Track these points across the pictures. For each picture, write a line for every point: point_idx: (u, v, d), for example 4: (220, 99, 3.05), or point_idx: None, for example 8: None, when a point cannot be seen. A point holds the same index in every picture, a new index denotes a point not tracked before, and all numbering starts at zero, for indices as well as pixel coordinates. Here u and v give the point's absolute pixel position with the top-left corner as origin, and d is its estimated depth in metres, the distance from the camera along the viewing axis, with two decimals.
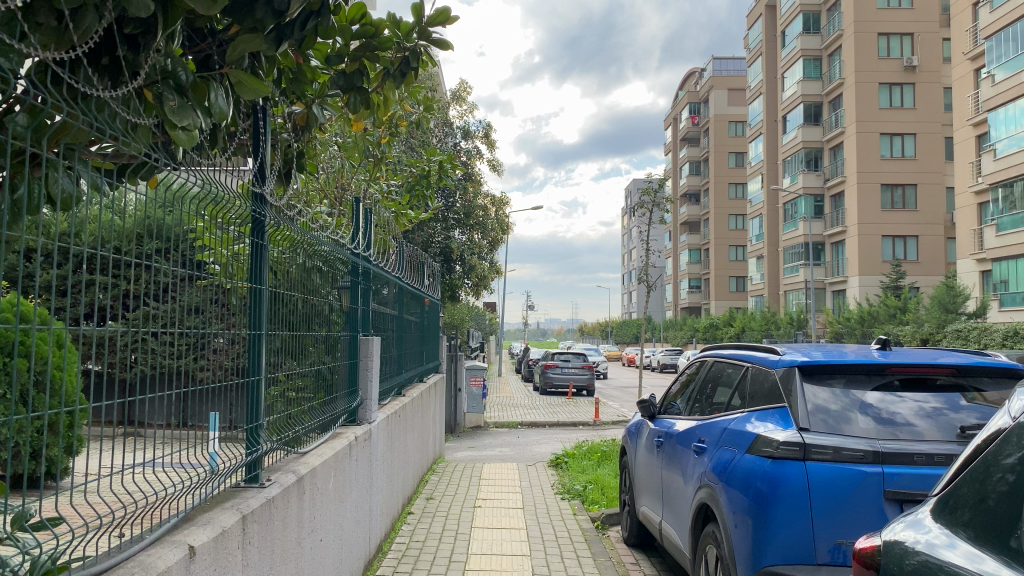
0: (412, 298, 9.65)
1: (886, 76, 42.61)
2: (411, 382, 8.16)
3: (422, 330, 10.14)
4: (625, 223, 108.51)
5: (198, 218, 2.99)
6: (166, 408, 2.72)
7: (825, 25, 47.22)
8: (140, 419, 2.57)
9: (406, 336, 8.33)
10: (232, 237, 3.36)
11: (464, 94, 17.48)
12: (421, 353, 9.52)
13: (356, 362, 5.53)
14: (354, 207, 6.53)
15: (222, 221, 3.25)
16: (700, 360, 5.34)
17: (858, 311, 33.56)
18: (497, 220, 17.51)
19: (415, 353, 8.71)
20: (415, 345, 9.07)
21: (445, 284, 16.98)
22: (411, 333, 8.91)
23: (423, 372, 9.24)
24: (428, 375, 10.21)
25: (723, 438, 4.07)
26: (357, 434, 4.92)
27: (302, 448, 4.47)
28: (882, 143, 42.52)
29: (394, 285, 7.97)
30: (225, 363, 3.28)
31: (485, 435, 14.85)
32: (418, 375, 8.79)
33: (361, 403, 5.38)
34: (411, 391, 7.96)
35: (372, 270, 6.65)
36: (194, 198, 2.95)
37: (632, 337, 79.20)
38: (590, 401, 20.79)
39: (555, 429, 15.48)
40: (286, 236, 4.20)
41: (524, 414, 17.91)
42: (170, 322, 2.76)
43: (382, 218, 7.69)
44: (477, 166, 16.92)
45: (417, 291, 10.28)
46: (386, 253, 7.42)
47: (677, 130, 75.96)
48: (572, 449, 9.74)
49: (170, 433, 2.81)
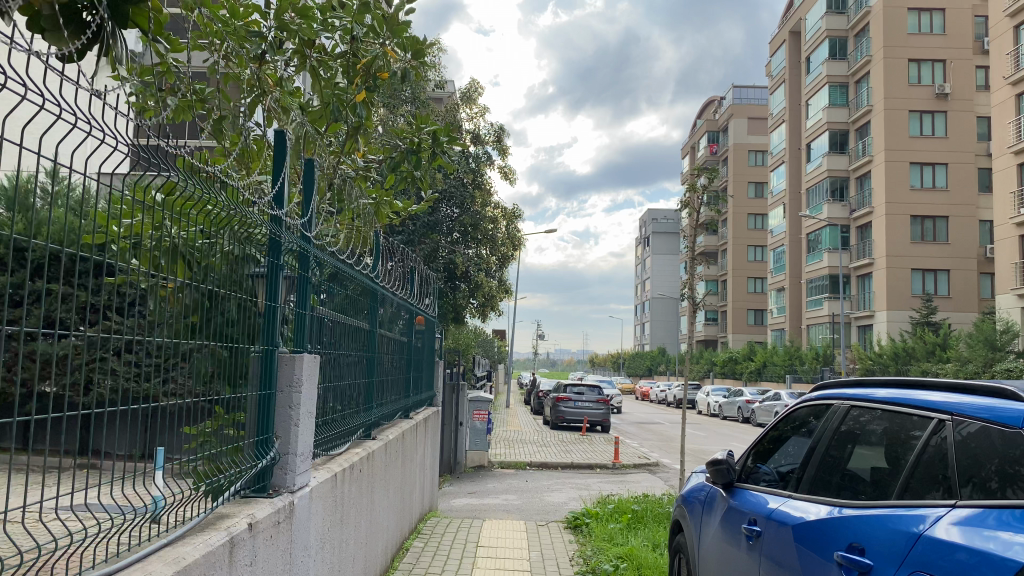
0: (398, 311, 7.80)
1: (917, 103, 40.83)
2: (387, 421, 6.26)
3: (408, 354, 8.27)
4: (640, 255, 106.65)
5: (128, 199, 2.43)
6: (128, 438, 2.45)
7: (853, 50, 45.56)
8: (101, 448, 2.31)
9: (385, 361, 6.53)
10: (122, 204, 2.39)
11: (475, 95, 15.72)
12: (403, 378, 7.60)
13: (273, 394, 3.63)
14: (309, 173, 5.01)
15: (150, 199, 2.58)
16: (818, 405, 3.50)
17: (891, 347, 31.21)
18: (508, 234, 15.71)
19: (393, 380, 6.83)
20: (398, 371, 7.21)
21: (449, 305, 15.19)
22: (393, 358, 7.04)
23: (405, 400, 7.34)
24: (414, 410, 8.24)
25: (914, 556, 2.23)
26: (253, 519, 3.05)
27: (220, 508, 3.16)
28: (912, 172, 40.69)
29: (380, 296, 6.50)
30: (196, 388, 2.91)
31: (488, 477, 12.90)
32: (398, 405, 6.90)
33: (277, 460, 3.54)
34: (386, 431, 6.13)
35: (335, 267, 4.98)
36: (125, 180, 2.40)
37: (646, 370, 76.79)
38: (608, 439, 18.74)
39: (569, 472, 13.55)
40: (197, 202, 2.94)
41: (534, 452, 15.95)
42: (132, 341, 2.45)
43: (355, 206, 5.94)
44: (487, 173, 15.16)
45: (405, 307, 8.45)
46: (359, 257, 5.75)
47: (695, 159, 74.39)
48: (596, 506, 7.88)
49: (131, 466, 2.51)
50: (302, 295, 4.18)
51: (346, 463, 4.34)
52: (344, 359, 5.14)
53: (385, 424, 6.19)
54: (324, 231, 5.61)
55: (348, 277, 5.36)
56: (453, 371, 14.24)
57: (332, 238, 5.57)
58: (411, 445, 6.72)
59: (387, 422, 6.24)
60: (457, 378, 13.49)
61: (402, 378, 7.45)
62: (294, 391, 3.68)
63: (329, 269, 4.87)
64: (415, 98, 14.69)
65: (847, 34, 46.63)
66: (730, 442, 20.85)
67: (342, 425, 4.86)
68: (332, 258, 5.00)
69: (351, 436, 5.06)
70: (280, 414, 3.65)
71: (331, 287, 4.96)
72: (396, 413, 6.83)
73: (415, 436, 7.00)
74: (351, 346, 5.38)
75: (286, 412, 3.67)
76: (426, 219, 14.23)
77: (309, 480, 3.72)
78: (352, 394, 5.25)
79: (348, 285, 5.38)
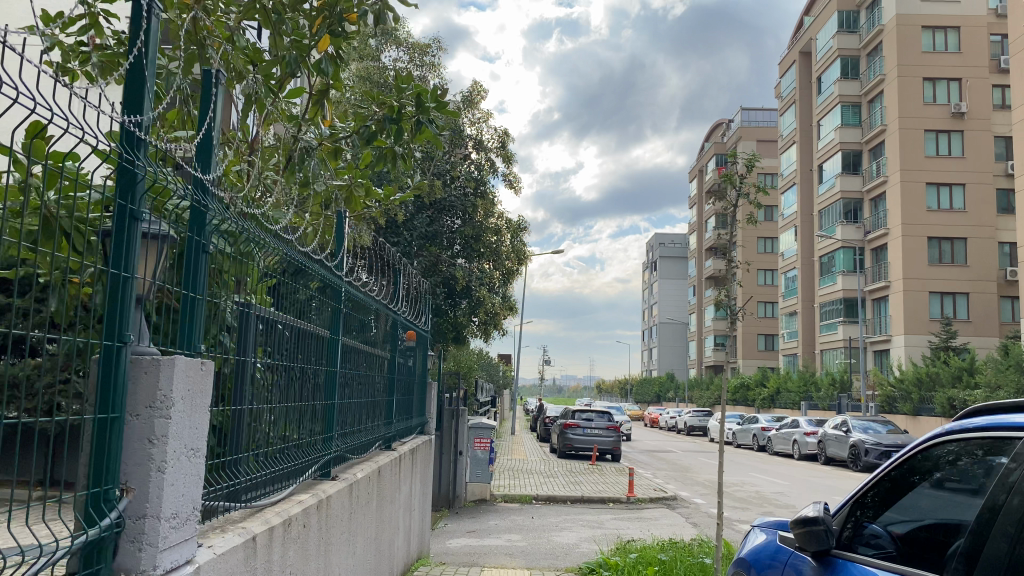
0: (380, 320, 6.52)
1: (933, 122, 39.74)
2: (352, 457, 4.99)
3: (392, 372, 6.96)
4: (648, 278, 105.35)
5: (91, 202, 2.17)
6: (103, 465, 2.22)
7: (866, 69, 44.58)
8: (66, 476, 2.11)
9: (354, 379, 5.26)
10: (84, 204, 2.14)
11: (476, 97, 14.42)
12: (382, 400, 6.32)
13: (121, 419, 2.27)
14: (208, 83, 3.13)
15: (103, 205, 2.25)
16: (965, 449, 2.42)
17: (913, 372, 29.18)
18: (512, 247, 14.52)
19: (365, 403, 5.52)
20: (373, 389, 5.90)
21: (447, 324, 14.00)
22: (369, 374, 5.75)
23: (382, 427, 6.05)
24: (399, 441, 7.04)
25: None
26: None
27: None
28: (928, 194, 39.52)
29: (350, 298, 5.23)
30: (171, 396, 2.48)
31: (490, 513, 11.69)
32: (371, 433, 5.60)
33: (121, 528, 2.26)
34: (352, 467, 4.92)
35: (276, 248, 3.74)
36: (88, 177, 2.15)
37: (654, 397, 75.12)
38: (620, 469, 17.37)
39: (581, 508, 12.32)
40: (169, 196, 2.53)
41: (539, 484, 14.65)
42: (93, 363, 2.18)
43: (310, 174, 4.66)
44: (489, 181, 14.01)
45: (391, 318, 7.17)
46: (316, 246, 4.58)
47: (703, 181, 73.37)
48: (613, 554, 6.65)
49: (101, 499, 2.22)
50: (193, 269, 2.76)
51: (276, 520, 3.13)
52: (279, 372, 3.90)
53: (350, 458, 4.97)
54: (274, 213, 4.42)
55: (301, 265, 4.13)
56: (453, 395, 13.10)
57: (282, 220, 4.38)
58: (390, 486, 5.44)
59: (351, 455, 4.99)
60: (456, 402, 12.42)
61: (380, 398, 6.15)
62: (162, 415, 2.31)
63: (264, 248, 3.64)
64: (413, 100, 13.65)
65: (859, 53, 45.71)
66: (750, 471, 19.51)
67: (261, 464, 3.66)
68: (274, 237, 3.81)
69: (275, 474, 3.82)
70: (132, 452, 2.29)
71: (268, 272, 3.73)
72: (369, 440, 5.56)
73: (394, 471, 5.71)
74: (298, 357, 4.14)
75: (157, 455, 2.30)
76: (423, 229, 13.17)
77: (192, 553, 2.50)
78: (286, 419, 3.99)
79: (301, 275, 4.16)
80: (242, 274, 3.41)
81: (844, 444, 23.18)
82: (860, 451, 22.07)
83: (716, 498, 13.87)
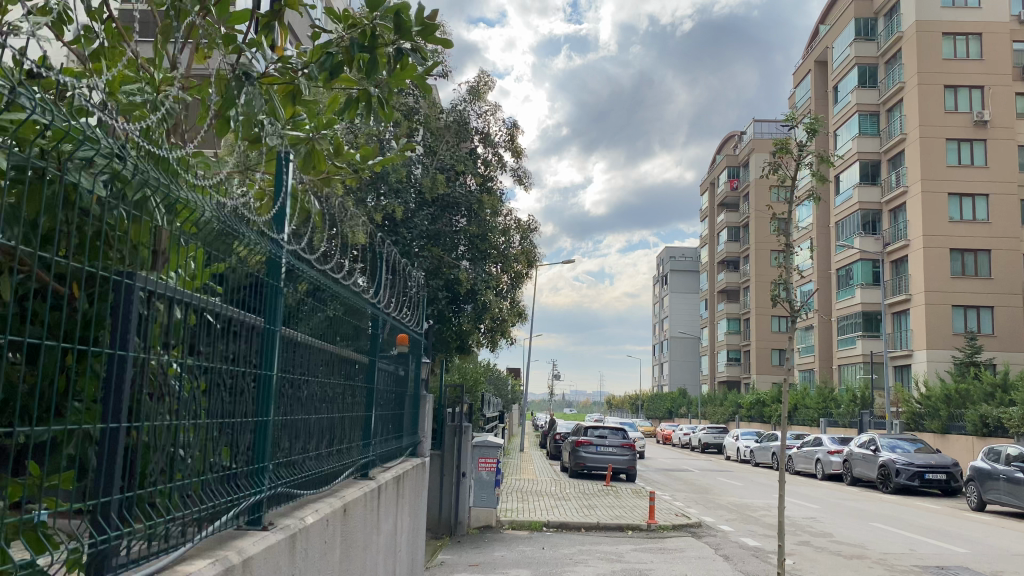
0: (359, 319, 5.47)
1: (955, 131, 38.48)
2: (293, 490, 3.94)
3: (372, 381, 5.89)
4: (659, 293, 104.23)
5: None
6: None
7: (884, 77, 43.37)
8: None
9: (308, 388, 4.21)
10: None
11: (483, 89, 13.05)
12: (355, 416, 5.26)
13: None
14: None
15: None
16: None
17: (941, 389, 27.81)
18: (522, 249, 13.25)
19: (323, 417, 4.47)
20: (340, 396, 4.86)
21: (450, 332, 12.87)
22: (334, 381, 4.72)
23: (348, 443, 5.01)
24: (382, 463, 6.00)
25: None
26: None
27: None
28: (951, 204, 38.22)
29: (304, 283, 4.19)
30: None
31: (494, 542, 10.52)
32: (328, 453, 4.57)
33: None
34: (298, 508, 3.89)
35: (178, 200, 2.77)
36: None
37: (665, 413, 73.73)
38: (638, 491, 16.17)
39: (596, 536, 11.15)
40: None
41: (551, 508, 13.48)
42: None
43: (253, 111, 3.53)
44: (497, 178, 12.93)
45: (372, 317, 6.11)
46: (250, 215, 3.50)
47: (715, 195, 72.35)
48: None
49: None
50: None
51: None
52: (195, 370, 2.97)
53: (292, 495, 3.95)
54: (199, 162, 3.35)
55: (221, 227, 3.13)
56: (455, 410, 12.03)
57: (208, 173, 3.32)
58: (354, 530, 4.41)
59: (293, 493, 3.96)
60: (460, 418, 11.38)
61: (350, 411, 5.11)
62: None
63: (157, 194, 2.64)
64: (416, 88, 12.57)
65: (877, 61, 44.51)
66: (773, 493, 18.22)
67: (153, 505, 2.71)
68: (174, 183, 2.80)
69: (170, 517, 2.80)
70: None
71: (164, 228, 2.72)
72: (326, 464, 4.53)
73: (365, 509, 4.70)
74: (219, 354, 3.16)
75: None
76: (424, 226, 12.05)
77: None
78: (203, 441, 3.04)
79: (218, 240, 3.14)
80: (112, 221, 2.40)
81: (873, 464, 21.83)
82: (890, 472, 20.71)
83: (744, 525, 12.60)
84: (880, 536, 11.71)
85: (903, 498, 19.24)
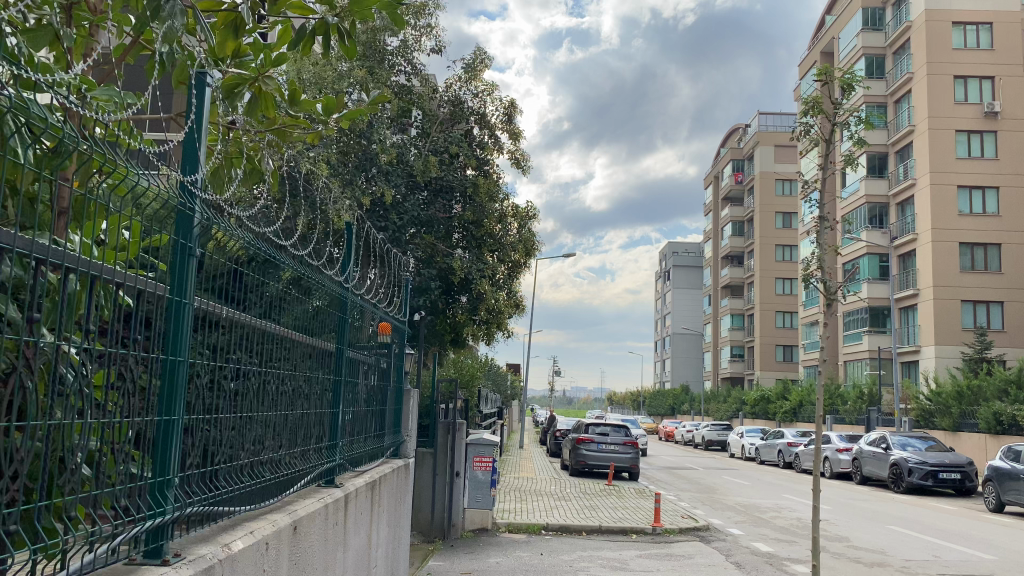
0: (318, 297, 4.82)
1: (965, 122, 37.63)
2: (215, 504, 3.27)
3: (338, 370, 5.25)
4: (660, 289, 103.78)
5: None
6: None
7: (892, 68, 42.47)
8: None
9: (243, 376, 3.54)
10: None
11: (479, 68, 12.36)
12: (309, 410, 4.61)
13: None
14: None
15: None
16: None
17: (952, 385, 27.13)
18: (520, 237, 12.52)
19: (262, 410, 3.82)
20: (286, 386, 4.20)
21: (444, 324, 12.17)
22: (280, 369, 4.06)
23: (295, 443, 4.35)
24: (349, 468, 5.31)
25: None
26: None
27: None
28: (960, 197, 37.40)
29: (239, 249, 3.47)
30: None
31: (490, 547, 9.87)
32: (267, 455, 3.91)
33: None
34: (216, 535, 3.14)
35: (57, 136, 2.16)
36: None
37: (667, 409, 73.22)
38: (641, 491, 15.53)
39: (599, 540, 10.51)
40: None
41: (549, 509, 12.83)
42: None
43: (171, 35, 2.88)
44: (495, 161, 12.27)
45: (342, 300, 5.43)
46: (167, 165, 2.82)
47: (719, 190, 71.73)
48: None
49: None
50: None
51: None
52: (91, 355, 2.33)
53: (212, 512, 3.27)
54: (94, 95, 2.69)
55: (124, 176, 2.48)
56: (449, 406, 11.41)
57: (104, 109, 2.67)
58: (303, 552, 3.74)
59: (217, 510, 3.30)
60: (454, 415, 10.70)
61: (301, 406, 4.45)
62: None
63: (21, 118, 2.02)
64: (408, 68, 11.91)
65: (884, 52, 43.64)
66: (782, 493, 17.52)
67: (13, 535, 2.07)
68: (46, 108, 2.17)
69: (52, 543, 2.19)
70: None
71: (38, 172, 2.13)
72: (265, 469, 3.87)
73: (325, 527, 4.12)
74: (123, 331, 2.52)
75: None
76: (416, 212, 11.38)
77: None
78: (99, 446, 2.40)
79: (132, 197, 2.54)
80: None
81: (884, 463, 21.14)
82: (903, 471, 20.05)
83: (754, 528, 11.91)
84: (901, 541, 11.02)
85: (917, 499, 18.54)
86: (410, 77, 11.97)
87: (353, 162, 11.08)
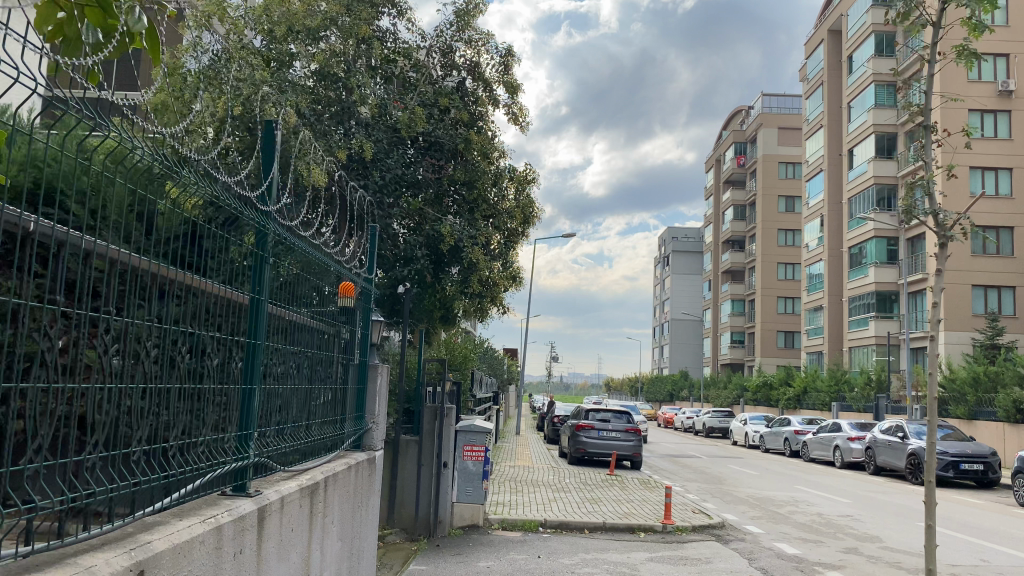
0: (237, 235, 3.73)
1: (977, 101, 36.19)
2: None
3: (266, 334, 4.10)
4: (659, 275, 102.63)
5: None
6: None
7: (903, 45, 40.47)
8: None
9: (58, 331, 2.44)
10: None
11: (468, 14, 11.06)
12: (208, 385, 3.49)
13: None
14: None
15: None
16: None
17: (967, 371, 26.09)
18: (517, 202, 11.20)
19: (103, 380, 2.70)
20: (158, 349, 3.04)
21: (433, 301, 10.82)
22: (141, 323, 2.94)
23: (167, 427, 3.16)
24: (283, 465, 4.21)
25: None
26: None
27: None
28: (973, 179, 36.06)
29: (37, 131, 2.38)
30: None
31: (480, 548, 8.72)
32: (102, 448, 2.73)
33: None
34: None
35: None
36: None
37: (666, 395, 72.26)
38: (646, 482, 14.39)
39: (604, 539, 9.37)
40: None
41: (547, 502, 11.70)
42: None
43: None
44: (489, 116, 11.00)
45: (283, 245, 4.28)
46: None
47: (720, 172, 70.49)
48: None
49: None
50: None
51: None
52: None
53: None
54: None
55: None
56: (437, 390, 10.21)
57: None
58: None
59: None
60: (443, 399, 9.52)
61: (193, 377, 3.32)
62: None
63: None
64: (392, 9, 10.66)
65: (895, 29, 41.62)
66: (795, 485, 16.40)
67: None
68: None
69: None
70: None
71: None
72: (93, 474, 2.71)
73: (213, 553, 2.93)
74: None
75: None
76: (400, 170, 10.21)
77: None
78: None
79: None
80: None
81: (900, 453, 20.03)
82: (921, 461, 18.94)
83: (774, 525, 10.77)
84: (941, 542, 9.86)
85: (937, 491, 17.46)
86: (395, 21, 10.72)
87: (331, 113, 10.02)
